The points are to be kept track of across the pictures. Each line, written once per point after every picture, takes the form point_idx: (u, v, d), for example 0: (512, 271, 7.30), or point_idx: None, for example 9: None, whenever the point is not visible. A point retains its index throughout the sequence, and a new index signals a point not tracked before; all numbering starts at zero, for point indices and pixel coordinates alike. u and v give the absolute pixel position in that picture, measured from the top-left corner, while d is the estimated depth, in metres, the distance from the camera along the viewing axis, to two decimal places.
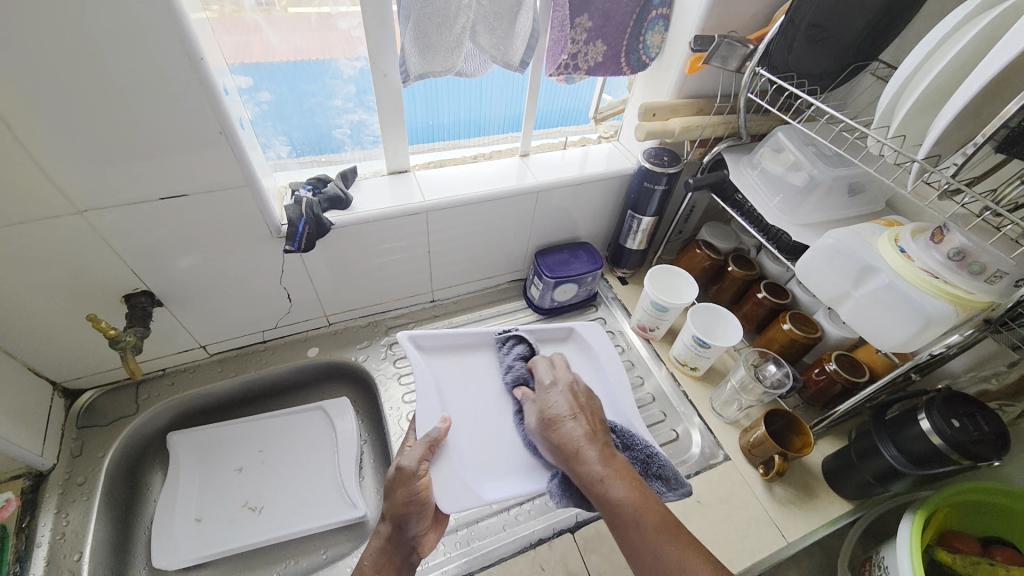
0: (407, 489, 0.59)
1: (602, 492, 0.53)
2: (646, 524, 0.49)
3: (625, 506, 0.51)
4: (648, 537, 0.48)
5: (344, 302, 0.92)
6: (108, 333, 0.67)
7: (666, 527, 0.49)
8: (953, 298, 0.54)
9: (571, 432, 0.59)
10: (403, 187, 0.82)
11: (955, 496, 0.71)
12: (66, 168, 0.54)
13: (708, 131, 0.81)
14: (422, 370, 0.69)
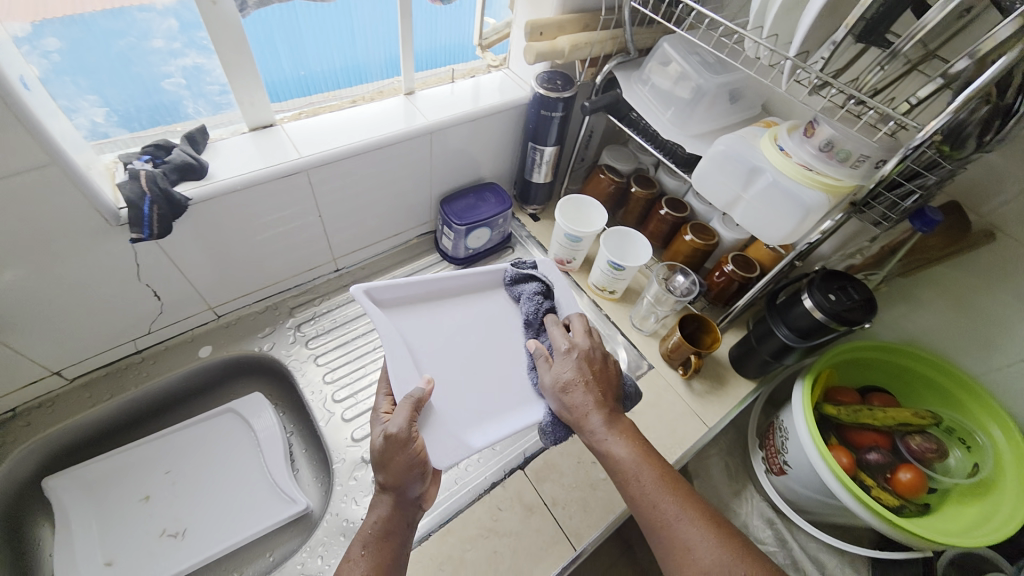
0: (405, 455, 0.58)
1: (607, 454, 0.59)
2: (648, 487, 0.56)
3: (630, 469, 0.57)
4: (648, 490, 0.55)
5: (230, 289, 0.80)
6: None
7: (667, 489, 0.55)
8: (825, 186, 0.59)
9: (575, 396, 0.63)
10: (271, 145, 0.70)
11: (835, 358, 0.85)
12: None
13: (596, 48, 0.77)
14: (386, 334, 0.68)
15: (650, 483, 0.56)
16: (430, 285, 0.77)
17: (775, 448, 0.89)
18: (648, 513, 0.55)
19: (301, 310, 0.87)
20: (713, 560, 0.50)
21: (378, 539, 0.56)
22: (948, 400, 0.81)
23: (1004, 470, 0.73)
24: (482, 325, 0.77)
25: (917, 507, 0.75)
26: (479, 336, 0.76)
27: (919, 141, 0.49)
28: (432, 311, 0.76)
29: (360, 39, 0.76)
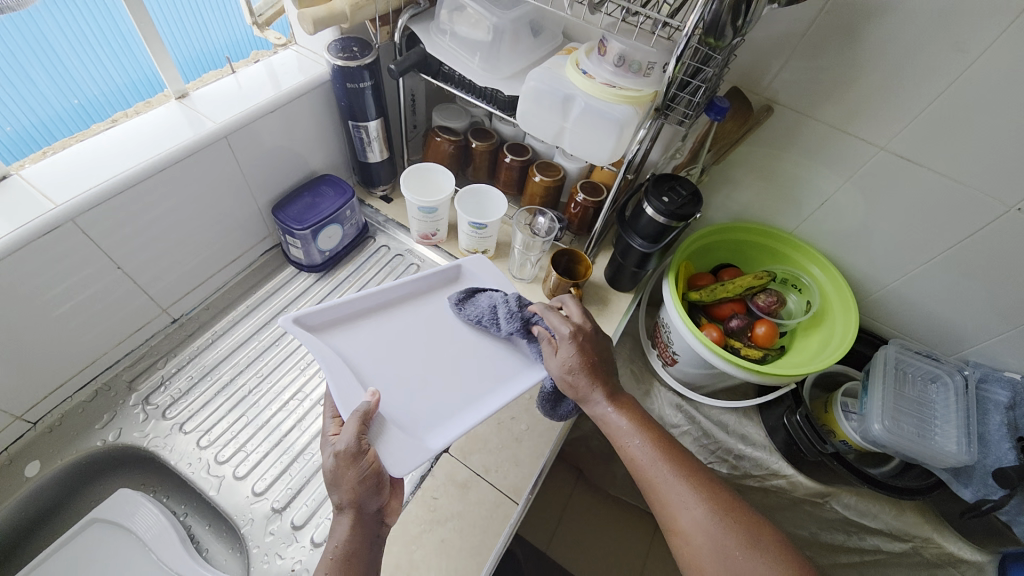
0: (357, 468, 0.54)
1: (608, 425, 0.64)
2: (644, 454, 0.61)
3: (630, 438, 0.62)
4: (645, 460, 0.61)
5: (38, 387, 0.64)
6: None
7: (661, 454, 0.61)
8: (630, 100, 0.63)
9: (575, 376, 0.65)
10: (10, 202, 0.55)
11: (687, 249, 0.95)
12: None
13: (382, 4, 0.71)
14: (325, 357, 0.64)
15: (644, 451, 0.61)
16: (369, 297, 0.73)
17: (664, 343, 0.98)
18: (640, 475, 0.61)
19: (143, 380, 0.73)
20: (694, 517, 0.56)
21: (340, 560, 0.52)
22: (779, 258, 0.97)
23: (828, 300, 0.91)
24: (432, 326, 0.75)
25: (775, 351, 0.90)
26: (425, 337, 0.73)
27: (685, 38, 0.55)
28: (373, 325, 0.72)
29: (137, 47, 0.67)
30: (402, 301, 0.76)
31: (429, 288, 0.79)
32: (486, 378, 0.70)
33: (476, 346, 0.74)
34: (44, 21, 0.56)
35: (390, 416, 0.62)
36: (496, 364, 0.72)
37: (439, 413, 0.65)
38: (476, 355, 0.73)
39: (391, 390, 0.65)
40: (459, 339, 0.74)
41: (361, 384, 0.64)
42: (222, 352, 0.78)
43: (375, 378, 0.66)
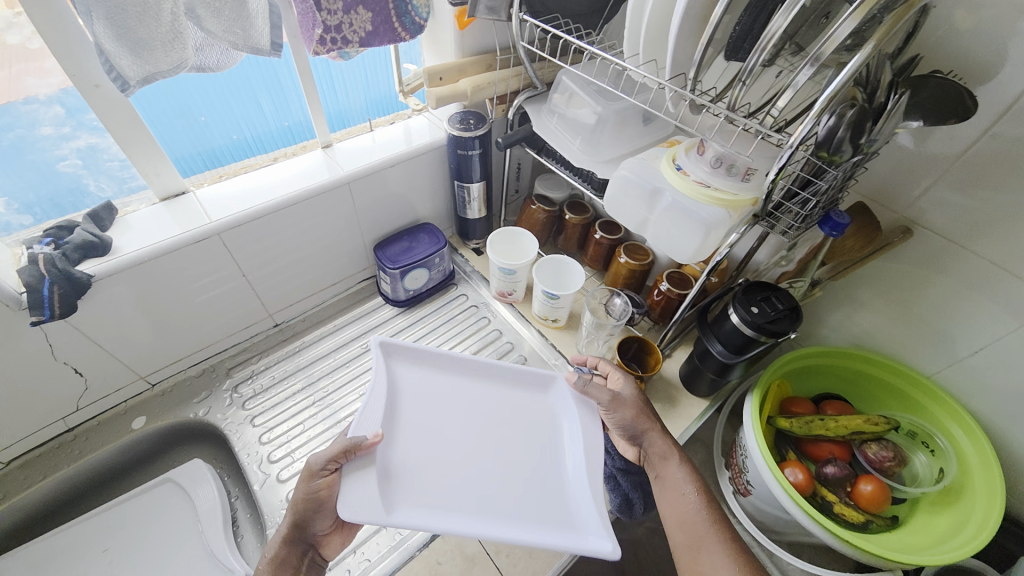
0: (307, 486, 0.56)
1: (667, 472, 0.64)
2: (694, 503, 0.60)
3: (683, 485, 0.62)
4: (695, 508, 0.60)
5: (164, 357, 0.79)
6: None
7: (709, 508, 0.60)
8: (723, 203, 0.59)
9: (643, 415, 0.68)
10: (182, 212, 0.71)
11: (783, 367, 0.83)
12: None
13: (501, 86, 0.80)
14: (377, 385, 0.66)
15: (700, 509, 0.60)
16: (458, 357, 0.74)
17: (739, 468, 0.86)
18: (684, 531, 0.59)
19: (238, 370, 0.86)
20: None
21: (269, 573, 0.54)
22: (909, 405, 0.79)
23: (969, 473, 0.71)
24: (500, 414, 0.71)
25: (881, 522, 0.73)
26: (483, 420, 0.69)
27: (790, 149, 0.50)
28: (447, 382, 0.73)
29: (338, 86, 0.85)
30: (493, 380, 0.75)
31: (518, 382, 0.75)
32: (517, 502, 0.61)
33: (532, 469, 0.65)
34: (281, 68, 0.76)
35: (397, 461, 0.60)
36: (535, 492, 0.62)
37: (437, 498, 0.59)
38: (527, 474, 0.64)
39: (422, 442, 0.64)
40: (521, 446, 0.67)
41: (388, 425, 0.64)
42: (303, 362, 0.88)
43: (412, 428, 0.65)
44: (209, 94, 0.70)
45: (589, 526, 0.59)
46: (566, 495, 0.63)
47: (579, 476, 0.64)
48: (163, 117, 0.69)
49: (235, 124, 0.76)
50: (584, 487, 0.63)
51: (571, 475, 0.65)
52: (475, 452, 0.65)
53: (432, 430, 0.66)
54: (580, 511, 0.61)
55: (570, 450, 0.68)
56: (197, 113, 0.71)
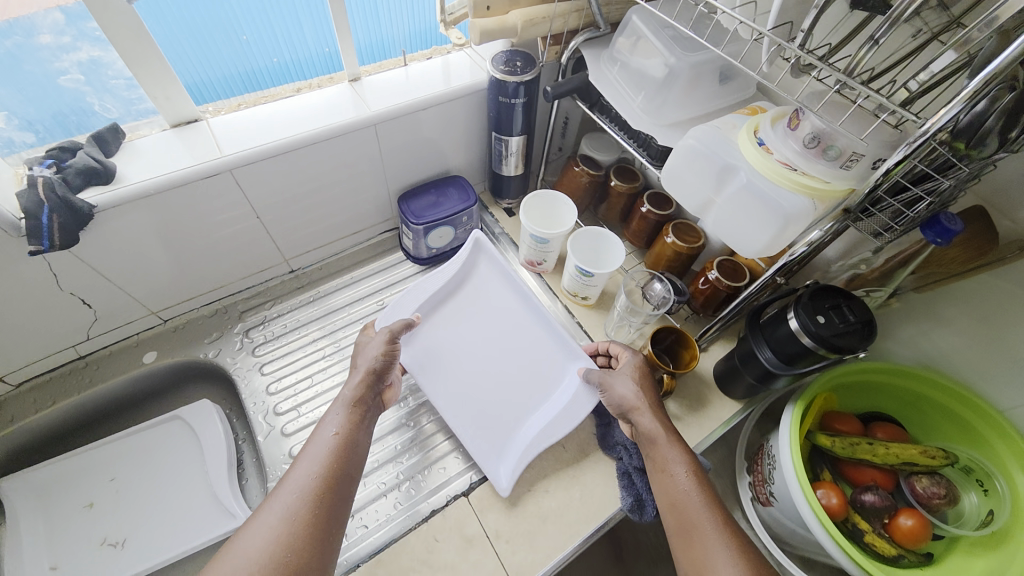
0: (388, 347, 0.68)
1: (657, 453, 0.60)
2: (685, 484, 0.57)
3: (675, 466, 0.58)
4: (684, 487, 0.57)
5: (175, 294, 0.76)
6: None
7: (701, 490, 0.56)
8: (811, 191, 0.50)
9: (638, 394, 0.65)
10: (191, 142, 0.65)
11: (834, 379, 0.75)
12: None
13: (558, 23, 0.69)
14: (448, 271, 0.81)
15: (692, 491, 0.56)
16: (517, 284, 0.81)
17: (762, 476, 0.80)
18: (675, 514, 0.56)
19: (251, 314, 0.83)
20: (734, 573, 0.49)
21: (353, 404, 0.59)
22: (969, 436, 0.70)
23: None
24: (517, 348, 0.79)
25: (915, 558, 0.66)
26: (501, 345, 0.79)
27: (922, 136, 0.39)
28: (500, 297, 0.82)
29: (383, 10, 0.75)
30: (539, 321, 0.80)
31: (545, 337, 0.79)
32: (473, 413, 0.74)
33: (514, 403, 0.75)
34: None
35: (429, 319, 0.80)
36: (490, 416, 0.74)
37: (433, 361, 0.77)
38: (513, 399, 0.75)
39: (457, 314, 0.81)
40: (516, 379, 0.77)
41: (437, 300, 0.81)
42: (316, 313, 0.84)
43: (456, 308, 0.81)
44: (252, 6, 0.62)
45: (504, 469, 0.69)
46: (512, 434, 0.72)
47: (528, 431, 0.72)
48: (203, 24, 0.61)
49: (275, 46, 0.69)
50: (519, 448, 0.70)
51: (527, 427, 0.73)
52: (481, 359, 0.78)
53: (463, 321, 0.81)
54: (509, 452, 0.71)
55: (535, 414, 0.74)
56: (239, 30, 0.64)
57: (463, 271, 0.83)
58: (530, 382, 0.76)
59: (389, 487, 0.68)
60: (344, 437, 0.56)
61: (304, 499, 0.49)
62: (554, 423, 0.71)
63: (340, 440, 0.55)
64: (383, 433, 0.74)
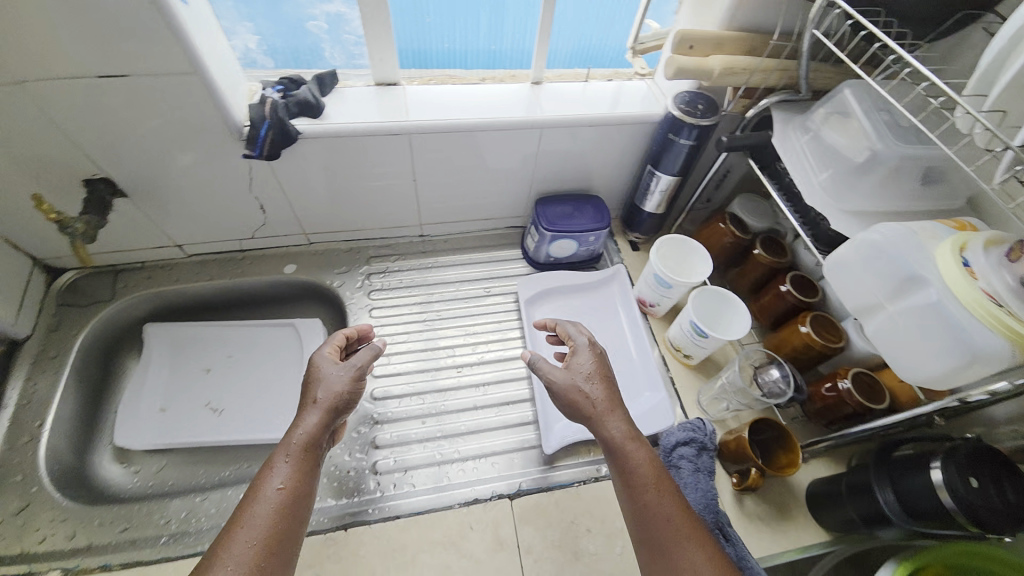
0: (356, 385, 0.59)
1: (625, 464, 0.54)
2: (660, 503, 0.51)
3: (646, 480, 0.52)
4: (655, 503, 0.51)
5: (325, 223, 0.86)
6: (52, 216, 0.67)
7: (678, 510, 0.50)
8: (1014, 336, 0.42)
9: (596, 396, 0.58)
10: (387, 100, 0.72)
11: (951, 558, 0.57)
12: (15, 46, 0.50)
13: (756, 77, 0.66)
14: (588, 278, 0.89)
15: (667, 514, 0.50)
16: (636, 317, 0.85)
17: None
18: (652, 541, 0.49)
19: (377, 261, 0.91)
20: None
21: (302, 451, 0.52)
22: None
23: None
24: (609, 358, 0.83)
25: None
26: (599, 349, 0.84)
27: None
28: (616, 315, 0.87)
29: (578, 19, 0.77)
30: (640, 352, 0.83)
31: (635, 365, 0.82)
32: None
33: None
34: None
35: (552, 300, 0.88)
36: None
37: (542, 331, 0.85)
38: None
39: (575, 307, 0.88)
40: None
41: (566, 291, 0.89)
42: (430, 279, 0.90)
43: (577, 304, 0.88)
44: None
45: (557, 434, 0.74)
46: None
47: None
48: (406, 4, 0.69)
49: (447, 34, 0.75)
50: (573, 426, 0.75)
51: None
52: None
53: (577, 315, 0.87)
54: (566, 424, 0.76)
55: None
56: (424, 13, 0.70)
57: (599, 282, 0.90)
58: None
59: (444, 461, 0.72)
60: (292, 491, 0.49)
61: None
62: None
63: (285, 500, 0.48)
64: (453, 409, 0.77)
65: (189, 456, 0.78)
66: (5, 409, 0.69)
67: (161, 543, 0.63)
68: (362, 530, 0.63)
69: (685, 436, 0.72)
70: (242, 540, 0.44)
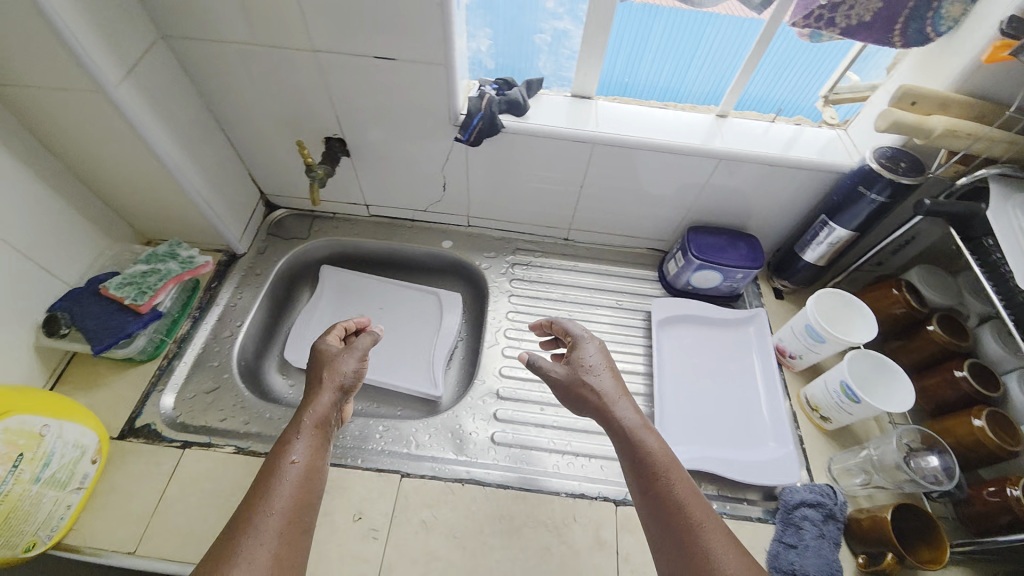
0: (363, 362, 0.64)
1: (644, 457, 0.53)
2: (681, 494, 0.49)
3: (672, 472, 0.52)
4: (679, 489, 0.50)
5: (488, 210, 0.94)
6: (308, 159, 0.74)
7: (698, 498, 0.49)
8: None
9: (613, 392, 0.59)
10: (580, 111, 0.79)
11: None
12: (326, 25, 0.62)
13: (980, 144, 0.62)
14: (725, 314, 0.88)
15: (687, 503, 0.49)
16: (771, 365, 0.83)
17: None
18: (686, 540, 0.47)
19: (522, 253, 0.97)
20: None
21: (314, 428, 0.56)
22: None
23: None
24: (735, 398, 0.81)
25: None
26: (725, 387, 0.82)
27: None
28: (748, 358, 0.85)
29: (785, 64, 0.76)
30: (769, 400, 0.80)
31: (762, 413, 0.79)
32: (672, 406, 0.79)
33: (707, 428, 0.78)
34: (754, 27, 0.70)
35: (683, 327, 0.88)
36: (679, 417, 0.79)
37: (668, 355, 0.85)
38: (705, 425, 0.78)
39: (705, 340, 0.87)
40: (720, 415, 0.79)
41: (698, 322, 0.88)
42: (567, 280, 0.94)
43: (708, 337, 0.87)
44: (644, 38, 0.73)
45: None
46: (689, 442, 0.76)
47: (706, 453, 0.75)
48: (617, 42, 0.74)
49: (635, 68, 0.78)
50: (689, 454, 0.75)
51: (707, 450, 0.75)
52: (701, 381, 0.82)
53: (706, 348, 0.86)
54: (682, 450, 0.75)
55: (716, 448, 0.76)
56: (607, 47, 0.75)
57: (736, 320, 0.88)
58: (725, 427, 0.78)
59: (557, 450, 0.75)
60: (310, 463, 0.52)
61: (285, 540, 0.45)
62: (734, 467, 0.73)
63: (303, 472, 0.50)
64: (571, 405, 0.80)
65: None
66: (216, 308, 0.83)
67: None
68: (477, 488, 0.69)
69: (812, 498, 0.68)
70: (273, 501, 0.47)
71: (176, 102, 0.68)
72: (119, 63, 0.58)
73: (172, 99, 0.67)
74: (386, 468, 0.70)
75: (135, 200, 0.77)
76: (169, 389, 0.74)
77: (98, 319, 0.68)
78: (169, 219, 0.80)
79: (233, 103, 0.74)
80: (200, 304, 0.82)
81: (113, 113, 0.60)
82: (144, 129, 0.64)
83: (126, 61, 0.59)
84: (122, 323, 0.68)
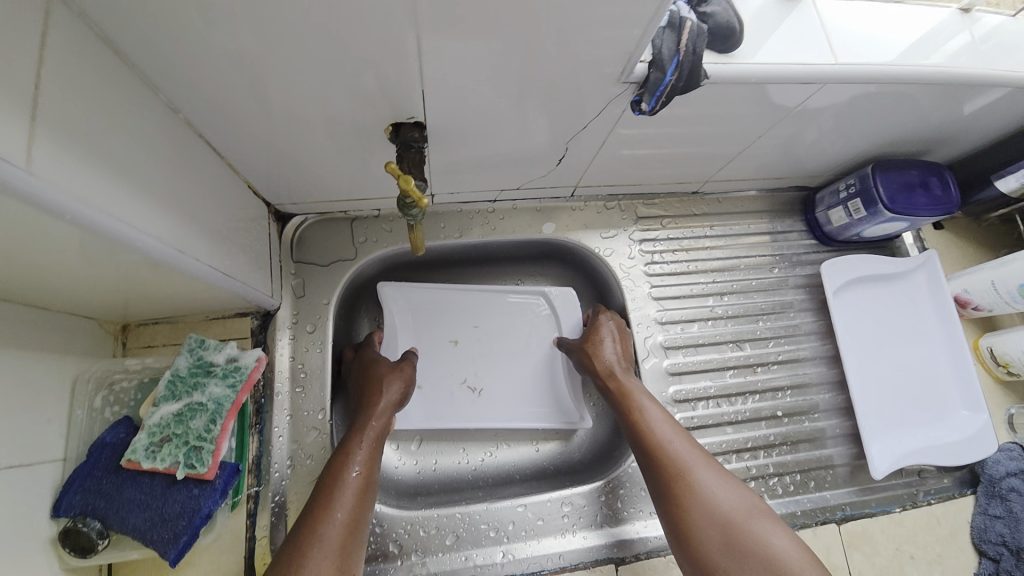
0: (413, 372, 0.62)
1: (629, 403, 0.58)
2: (659, 422, 0.55)
3: (647, 406, 0.57)
4: (656, 422, 0.55)
5: (607, 177, 0.67)
6: (413, 194, 0.43)
7: (676, 428, 0.55)
8: None
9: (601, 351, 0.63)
10: (803, 24, 0.50)
11: None
12: None
13: None
14: (897, 266, 0.75)
15: (663, 427, 0.55)
16: (946, 320, 0.74)
17: None
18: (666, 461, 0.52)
19: (648, 222, 0.75)
20: (735, 506, 0.48)
21: (373, 442, 0.53)
22: None
23: None
24: (915, 366, 0.73)
25: None
26: (904, 355, 0.73)
27: None
28: (920, 315, 0.75)
29: None
30: (947, 361, 0.74)
31: (942, 377, 0.73)
32: (864, 393, 0.70)
33: (897, 409, 0.71)
34: None
35: (853, 292, 0.74)
36: (874, 405, 0.69)
37: (847, 330, 0.72)
38: (895, 405, 0.71)
39: (876, 301, 0.75)
40: (906, 389, 0.72)
41: (867, 281, 0.75)
42: (707, 252, 0.75)
43: (878, 297, 0.75)
44: None
45: (880, 458, 0.67)
46: (885, 432, 0.69)
47: (900, 438, 0.69)
48: None
49: None
50: (890, 446, 0.68)
51: (902, 434, 0.70)
52: (881, 354, 0.73)
53: (878, 312, 0.74)
54: (883, 444, 0.68)
55: (909, 430, 0.70)
56: None
57: (905, 271, 0.75)
58: (914, 404, 0.71)
59: (759, 474, 0.66)
60: (366, 479, 0.50)
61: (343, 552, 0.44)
62: (933, 451, 0.69)
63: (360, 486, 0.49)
64: (753, 415, 0.69)
65: (450, 438, 0.70)
66: (281, 396, 0.59)
67: (497, 560, 0.56)
68: None
69: (1017, 467, 0.66)
70: (336, 511, 0.46)
71: (124, 127, 0.34)
72: (3, 102, 0.24)
73: (117, 125, 0.33)
74: (594, 561, 0.57)
75: (101, 296, 0.44)
76: (273, 537, 0.53)
77: (147, 512, 0.43)
78: (162, 302, 0.49)
79: (221, 94, 0.40)
80: (257, 402, 0.57)
81: (26, 212, 0.27)
82: (99, 220, 0.31)
83: (12, 87, 0.24)
84: (187, 504, 0.44)
